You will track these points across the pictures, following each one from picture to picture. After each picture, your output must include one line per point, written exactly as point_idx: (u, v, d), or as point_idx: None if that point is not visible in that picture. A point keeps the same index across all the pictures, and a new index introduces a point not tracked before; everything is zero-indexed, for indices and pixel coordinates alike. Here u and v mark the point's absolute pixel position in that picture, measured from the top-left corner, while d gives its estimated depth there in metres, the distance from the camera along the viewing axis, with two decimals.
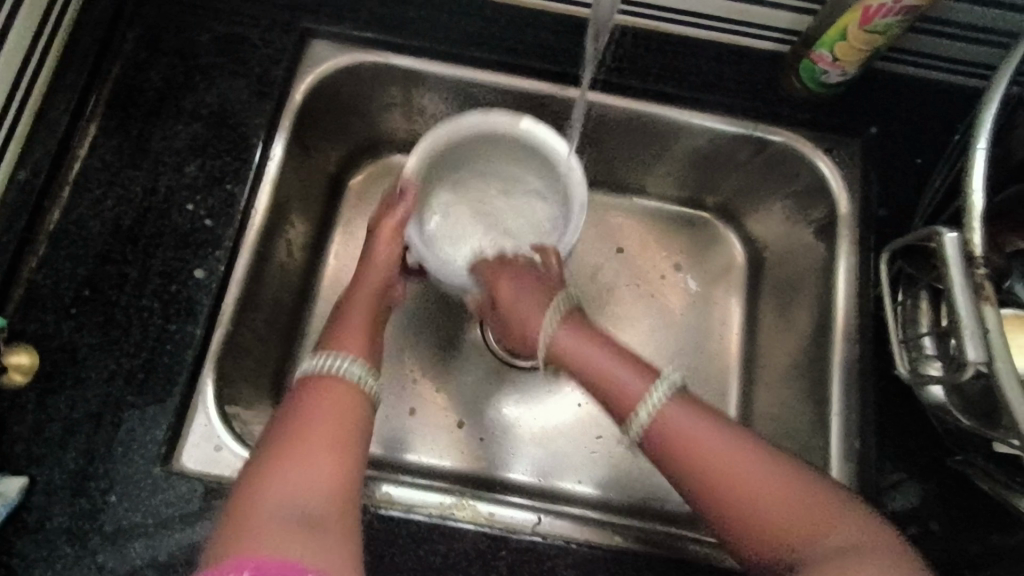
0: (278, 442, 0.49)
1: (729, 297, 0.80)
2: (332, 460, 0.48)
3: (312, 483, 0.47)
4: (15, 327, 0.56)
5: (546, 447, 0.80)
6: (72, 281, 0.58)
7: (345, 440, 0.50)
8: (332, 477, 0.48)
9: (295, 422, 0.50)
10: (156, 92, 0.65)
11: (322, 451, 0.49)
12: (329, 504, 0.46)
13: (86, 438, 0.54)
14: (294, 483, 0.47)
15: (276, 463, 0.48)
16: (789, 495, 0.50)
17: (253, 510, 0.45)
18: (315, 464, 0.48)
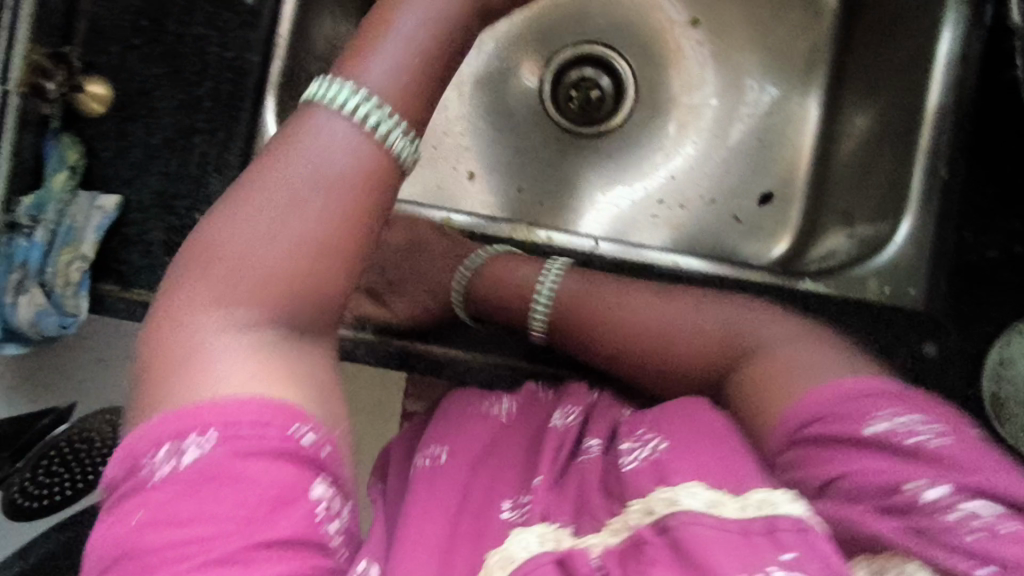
0: (236, 219, 0.37)
1: (814, 53, 0.78)
2: (319, 257, 0.37)
3: (281, 284, 0.37)
4: (84, 59, 0.58)
5: (609, 211, 0.80)
6: (128, 11, 0.58)
7: (329, 225, 0.37)
8: (313, 273, 0.37)
9: (272, 190, 0.37)
10: None
11: (322, 234, 0.37)
12: (313, 308, 0.38)
13: (166, 162, 0.57)
14: (263, 289, 0.37)
15: (270, 230, 0.37)
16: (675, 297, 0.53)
17: (228, 287, 0.37)
18: (297, 249, 0.37)
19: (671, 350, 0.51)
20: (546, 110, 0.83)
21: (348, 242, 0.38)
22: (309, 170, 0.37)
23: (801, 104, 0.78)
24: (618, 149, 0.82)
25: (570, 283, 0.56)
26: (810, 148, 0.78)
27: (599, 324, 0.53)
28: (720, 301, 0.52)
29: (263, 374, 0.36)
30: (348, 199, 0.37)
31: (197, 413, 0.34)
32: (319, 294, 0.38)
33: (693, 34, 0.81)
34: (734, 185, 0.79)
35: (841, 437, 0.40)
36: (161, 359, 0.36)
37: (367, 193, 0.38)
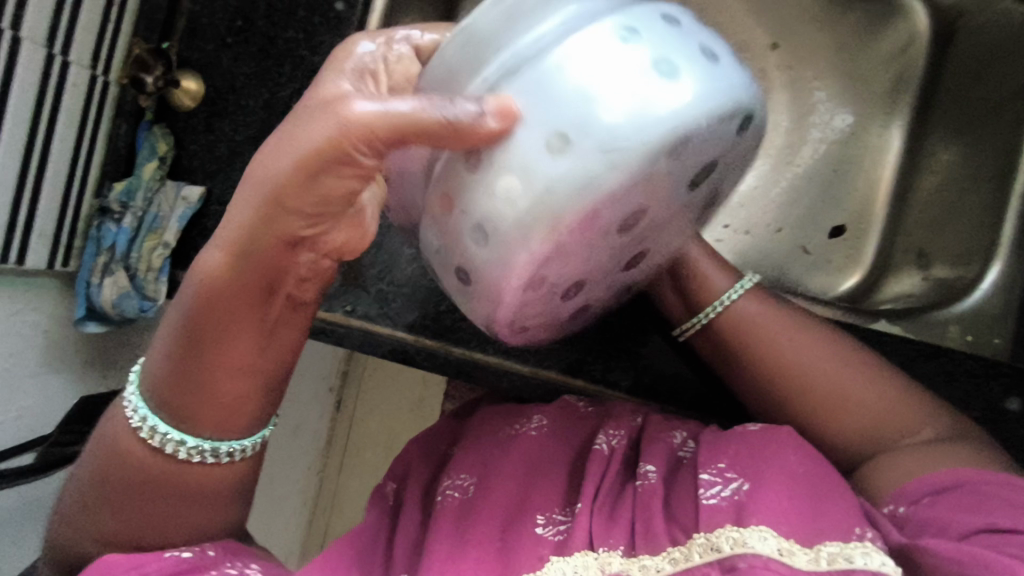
0: (105, 441, 0.41)
1: (901, 83, 0.75)
2: (195, 485, 0.42)
3: (186, 514, 0.43)
4: (181, 55, 0.60)
5: None
6: (225, 12, 0.60)
7: (191, 462, 0.41)
8: (213, 492, 0.43)
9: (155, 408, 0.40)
10: None
11: (186, 480, 0.41)
12: (201, 510, 0.43)
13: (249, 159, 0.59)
14: (148, 514, 0.42)
15: (122, 494, 0.41)
16: (832, 344, 0.46)
17: (107, 514, 0.42)
18: (196, 485, 0.42)
19: (810, 379, 0.45)
20: None
21: (224, 492, 0.43)
22: (156, 402, 0.40)
23: (882, 135, 0.75)
24: None
25: (748, 305, 0.49)
26: (889, 185, 0.75)
27: (754, 352, 0.47)
28: (850, 356, 0.45)
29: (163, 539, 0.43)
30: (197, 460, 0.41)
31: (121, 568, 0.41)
32: (223, 496, 0.44)
33: (773, 58, 0.78)
34: (804, 216, 0.77)
35: (965, 504, 0.37)
36: (87, 554, 0.44)
37: (193, 472, 0.41)
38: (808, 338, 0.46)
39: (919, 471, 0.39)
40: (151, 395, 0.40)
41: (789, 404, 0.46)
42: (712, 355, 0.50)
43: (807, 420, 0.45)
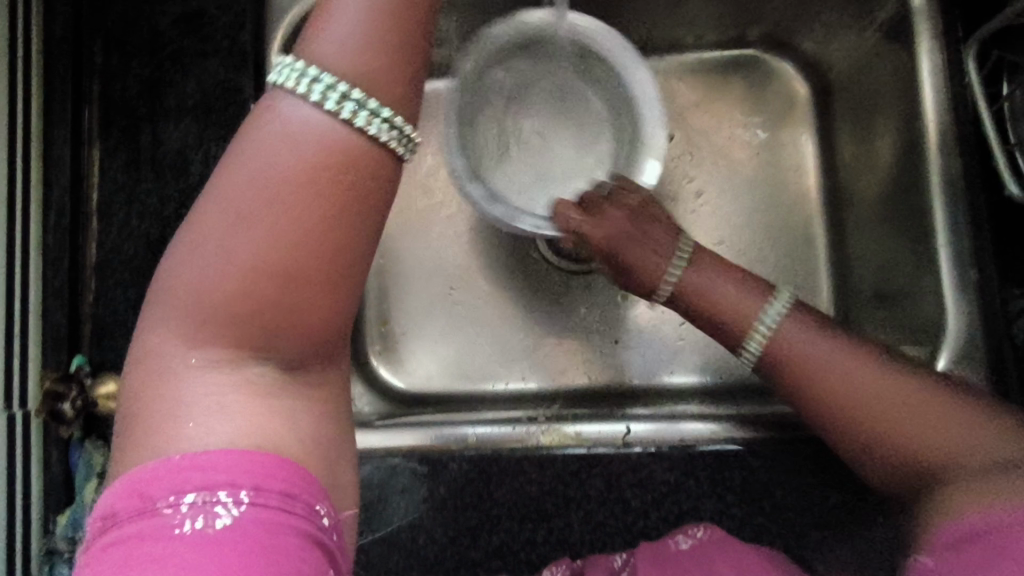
0: (210, 194, 0.30)
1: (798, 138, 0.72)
2: (331, 193, 0.30)
3: (308, 302, 0.31)
4: (96, 360, 0.61)
5: (631, 345, 0.77)
6: (128, 304, 0.61)
7: (234, 255, 0.30)
8: (317, 225, 0.30)
9: (227, 199, 0.30)
10: (138, 97, 0.64)
11: (264, 224, 0.30)
12: (315, 344, 0.33)
13: None
14: (239, 312, 0.31)
15: (227, 225, 0.30)
16: (862, 372, 0.48)
17: (220, 204, 0.30)
18: (277, 251, 0.30)
19: (859, 413, 0.47)
20: (544, 256, 0.80)
21: (350, 247, 0.31)
22: (277, 134, 0.30)
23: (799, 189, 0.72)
24: (620, 282, 0.79)
25: (792, 330, 0.51)
26: None
27: (793, 374, 0.50)
28: (898, 396, 0.46)
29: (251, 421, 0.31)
30: (331, 150, 0.30)
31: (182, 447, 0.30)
32: (343, 288, 0.32)
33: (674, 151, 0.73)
34: None
35: (977, 555, 0.37)
36: (146, 417, 0.31)
37: (381, 170, 0.31)
38: (847, 364, 0.49)
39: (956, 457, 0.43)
40: (346, 72, 0.30)
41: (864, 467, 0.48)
42: (794, 386, 0.50)
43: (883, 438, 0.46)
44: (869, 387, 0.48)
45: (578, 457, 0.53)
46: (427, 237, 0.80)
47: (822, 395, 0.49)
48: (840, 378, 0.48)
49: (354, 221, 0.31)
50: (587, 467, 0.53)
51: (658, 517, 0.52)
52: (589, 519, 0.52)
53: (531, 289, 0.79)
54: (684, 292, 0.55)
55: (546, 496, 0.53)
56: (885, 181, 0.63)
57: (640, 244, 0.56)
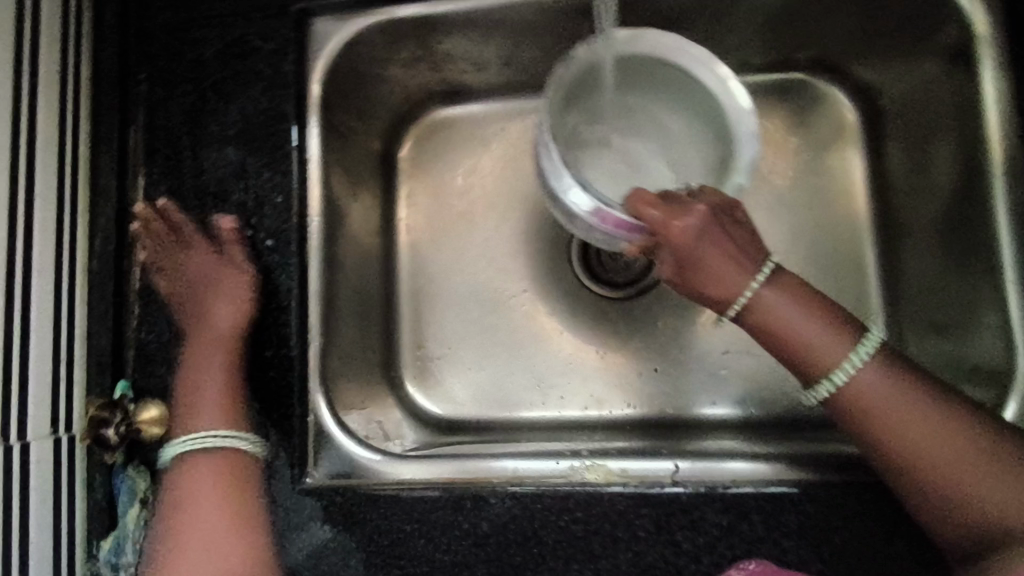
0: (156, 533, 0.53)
1: (849, 163, 0.69)
2: (236, 483, 0.54)
3: (232, 552, 0.51)
4: (138, 387, 0.60)
5: (672, 374, 0.75)
6: (170, 333, 0.61)
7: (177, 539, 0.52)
8: (243, 530, 0.52)
9: (182, 496, 0.54)
10: (182, 126, 0.63)
11: (214, 512, 0.53)
12: (234, 569, 0.51)
13: None
14: (213, 550, 0.52)
15: (187, 501, 0.54)
16: (929, 415, 0.46)
17: (190, 496, 0.54)
18: (226, 561, 0.51)
19: (938, 467, 0.45)
20: (583, 281, 0.79)
21: (243, 514, 0.53)
22: (182, 472, 0.55)
23: (850, 216, 0.69)
24: (662, 310, 0.77)
25: (866, 375, 0.47)
26: None
27: (858, 414, 0.47)
28: (956, 440, 0.45)
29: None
30: (233, 454, 0.56)
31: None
32: (248, 530, 0.53)
33: None
34: None
35: None
36: None
37: (207, 475, 0.55)
38: (911, 411, 0.46)
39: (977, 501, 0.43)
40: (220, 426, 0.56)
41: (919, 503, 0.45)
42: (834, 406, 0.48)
43: (935, 488, 0.45)
44: (934, 435, 0.45)
45: (628, 494, 0.51)
46: (462, 261, 0.79)
47: (882, 440, 0.46)
48: (888, 420, 0.46)
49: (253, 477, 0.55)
50: (637, 505, 0.51)
51: (711, 560, 0.50)
52: (638, 561, 0.50)
53: (569, 315, 0.78)
54: (761, 311, 0.49)
55: (593, 535, 0.51)
56: (942, 211, 0.61)
57: (727, 250, 0.48)
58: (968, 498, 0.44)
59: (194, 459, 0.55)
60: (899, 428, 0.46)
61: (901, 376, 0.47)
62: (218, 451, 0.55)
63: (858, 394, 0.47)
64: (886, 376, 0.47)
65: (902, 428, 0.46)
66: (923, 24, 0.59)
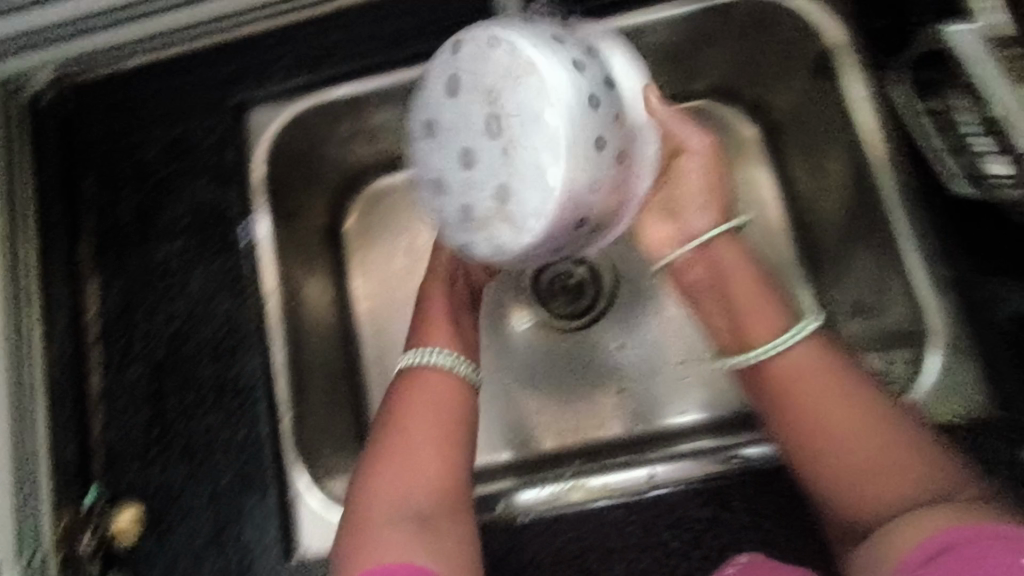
0: (379, 474, 0.49)
1: (758, 172, 0.76)
2: (458, 403, 0.53)
3: (433, 477, 0.50)
4: (111, 488, 0.60)
5: (636, 393, 0.78)
6: (139, 427, 0.61)
7: (411, 468, 0.50)
8: (452, 448, 0.51)
9: (420, 424, 0.51)
10: (132, 225, 0.66)
11: (426, 442, 0.51)
12: (437, 501, 0.49)
13: (213, 564, 0.57)
14: (413, 483, 0.49)
15: (403, 439, 0.51)
16: (852, 402, 0.48)
17: (391, 450, 0.50)
18: (438, 474, 0.50)
19: (833, 448, 0.48)
20: (539, 319, 0.82)
21: (446, 450, 0.51)
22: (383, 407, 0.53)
23: (767, 219, 0.75)
24: (619, 332, 0.81)
25: (796, 349, 0.51)
26: None
27: (765, 382, 0.52)
28: (863, 430, 0.48)
29: (410, 526, 0.47)
30: (450, 387, 0.54)
31: (382, 512, 0.48)
32: (461, 497, 0.50)
33: None
34: None
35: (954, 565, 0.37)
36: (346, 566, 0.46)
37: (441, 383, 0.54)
38: (832, 382, 0.49)
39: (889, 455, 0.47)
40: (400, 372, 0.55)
41: (834, 499, 0.48)
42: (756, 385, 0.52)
43: (825, 465, 0.48)
44: (834, 417, 0.49)
45: (611, 505, 0.54)
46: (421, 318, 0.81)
47: (790, 414, 0.50)
48: (803, 385, 0.50)
49: (463, 414, 0.53)
50: (622, 513, 0.53)
51: (701, 554, 0.52)
52: (632, 569, 0.52)
53: (531, 354, 0.81)
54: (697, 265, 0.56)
55: (588, 552, 0.53)
56: (842, 201, 0.68)
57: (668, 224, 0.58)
58: (852, 478, 0.47)
59: (418, 369, 0.55)
60: (799, 397, 0.50)
61: (835, 363, 0.50)
62: (440, 365, 0.55)
63: (791, 369, 0.51)
64: (824, 358, 0.51)
65: (804, 403, 0.50)
66: (787, 45, 0.67)
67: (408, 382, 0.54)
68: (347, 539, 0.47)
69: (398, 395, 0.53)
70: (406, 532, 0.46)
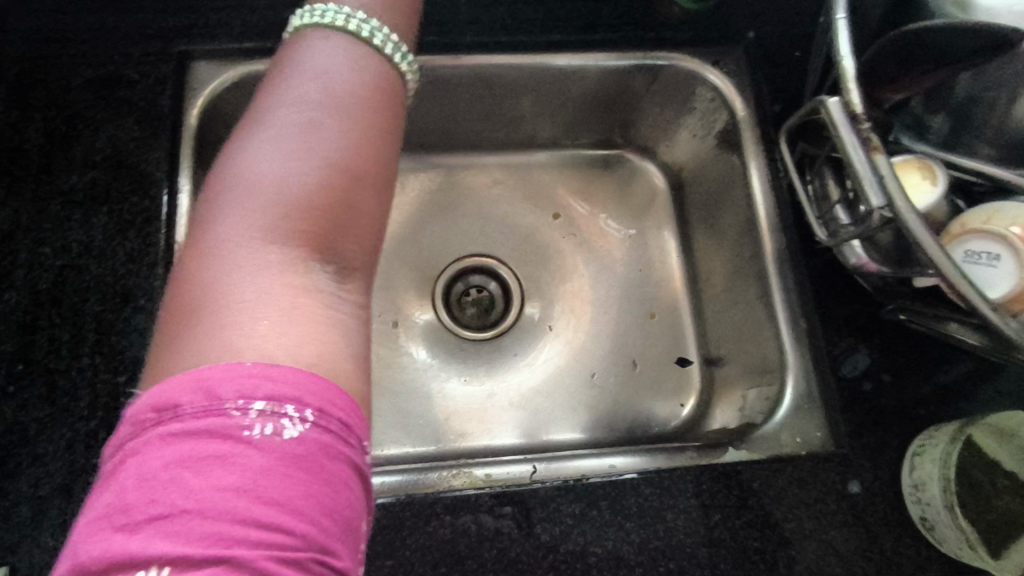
0: (248, 150, 0.38)
1: (661, 225, 0.88)
2: (382, 107, 0.42)
3: (332, 126, 0.39)
4: None
5: (528, 407, 0.82)
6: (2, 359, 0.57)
7: (328, 133, 0.39)
8: (344, 137, 0.39)
9: (293, 109, 0.39)
10: (38, 150, 0.62)
11: (329, 105, 0.40)
12: (348, 176, 0.38)
13: (60, 512, 0.54)
14: (325, 158, 0.38)
15: (272, 113, 0.39)
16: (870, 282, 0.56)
17: (290, 88, 0.41)
18: (333, 141, 0.39)
19: None
20: (445, 322, 0.86)
21: (350, 81, 0.42)
22: (319, 123, 0.39)
23: (664, 266, 0.87)
24: (519, 346, 0.85)
25: None
26: (682, 283, 0.86)
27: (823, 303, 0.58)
28: None
29: (277, 220, 0.36)
30: (374, 67, 0.43)
31: (258, 194, 0.36)
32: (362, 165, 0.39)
33: (559, 226, 0.88)
34: (635, 352, 0.84)
35: None
36: (192, 311, 0.33)
37: (348, 91, 0.41)
38: None
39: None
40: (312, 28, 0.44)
41: None
42: None
43: None
44: None
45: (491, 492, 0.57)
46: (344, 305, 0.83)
47: None
48: None
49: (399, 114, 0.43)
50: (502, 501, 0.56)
51: (567, 548, 0.55)
52: (502, 557, 0.55)
53: (437, 356, 0.84)
54: None
55: (461, 536, 0.55)
56: (728, 258, 0.77)
57: None
58: None
59: (311, 33, 0.44)
60: None
61: None
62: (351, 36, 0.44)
63: None
64: None
65: None
66: (688, 112, 0.77)
67: (298, 49, 0.43)
68: (206, 205, 0.38)
69: (288, 63, 0.42)
70: (268, 219, 0.36)
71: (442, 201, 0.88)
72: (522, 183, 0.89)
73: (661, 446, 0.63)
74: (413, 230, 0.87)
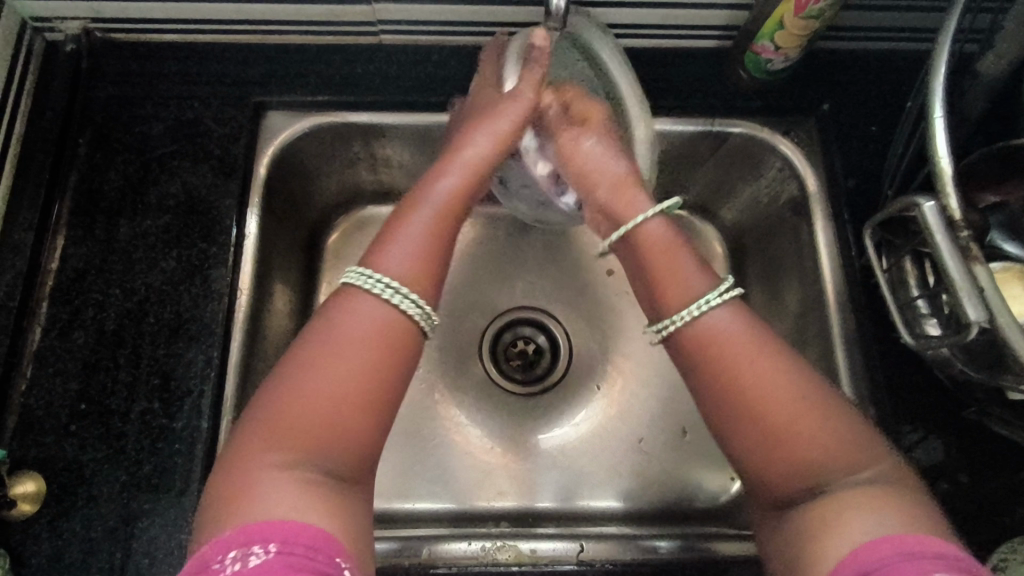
0: (285, 394, 0.45)
1: None
2: (388, 361, 0.47)
3: (342, 383, 0.46)
4: (17, 455, 0.56)
5: (572, 468, 0.80)
6: (65, 397, 0.58)
7: (349, 381, 0.46)
8: (367, 390, 0.46)
9: (315, 402, 0.45)
10: (116, 191, 0.65)
11: (351, 358, 0.46)
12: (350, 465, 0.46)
13: (108, 557, 0.54)
14: (329, 431, 0.45)
15: (306, 366, 0.46)
16: (807, 401, 0.48)
17: (330, 335, 0.47)
18: (344, 403, 0.45)
19: None
20: (491, 374, 0.85)
21: (365, 367, 0.46)
22: (334, 402, 0.45)
23: None
24: (565, 405, 0.83)
25: None
26: None
27: (733, 379, 0.49)
28: None
29: (278, 446, 0.44)
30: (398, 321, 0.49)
31: (281, 429, 0.44)
32: (379, 402, 0.47)
33: (613, 282, 0.87)
34: (686, 419, 0.82)
35: None
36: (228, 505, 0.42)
37: (382, 369, 0.47)
38: None
39: (847, 550, 0.42)
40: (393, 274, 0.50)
41: None
42: None
43: None
44: None
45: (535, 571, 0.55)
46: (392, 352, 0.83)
47: None
48: None
49: (405, 360, 0.48)
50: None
51: None
52: None
53: (482, 410, 0.83)
54: None
55: None
56: None
57: None
58: None
59: (352, 293, 0.49)
60: None
61: None
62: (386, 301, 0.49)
63: None
64: None
65: None
66: None
67: (338, 310, 0.48)
68: (233, 451, 0.45)
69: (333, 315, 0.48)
70: (277, 455, 0.44)
71: (496, 250, 0.88)
72: (579, 236, 0.88)
73: (713, 530, 0.60)
74: (465, 279, 0.87)
